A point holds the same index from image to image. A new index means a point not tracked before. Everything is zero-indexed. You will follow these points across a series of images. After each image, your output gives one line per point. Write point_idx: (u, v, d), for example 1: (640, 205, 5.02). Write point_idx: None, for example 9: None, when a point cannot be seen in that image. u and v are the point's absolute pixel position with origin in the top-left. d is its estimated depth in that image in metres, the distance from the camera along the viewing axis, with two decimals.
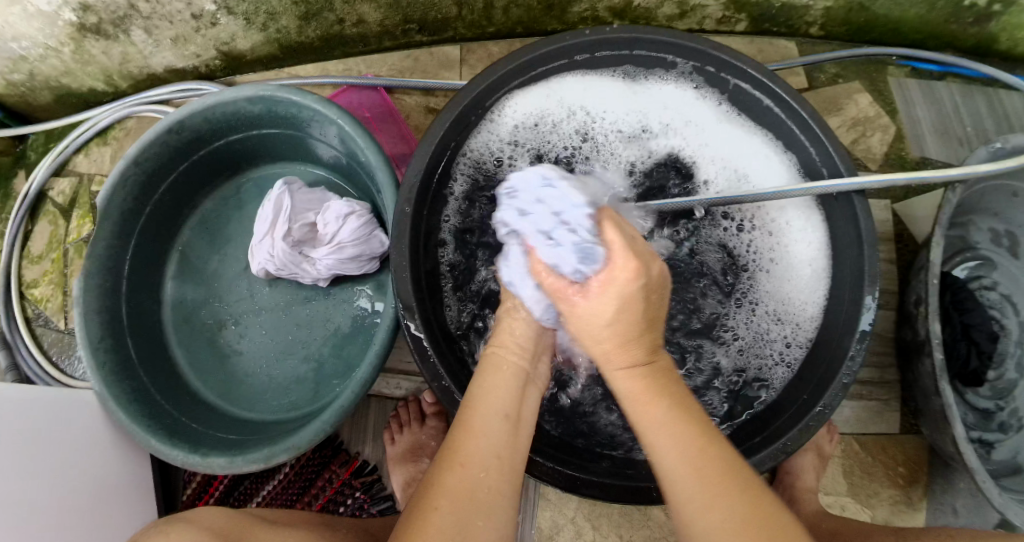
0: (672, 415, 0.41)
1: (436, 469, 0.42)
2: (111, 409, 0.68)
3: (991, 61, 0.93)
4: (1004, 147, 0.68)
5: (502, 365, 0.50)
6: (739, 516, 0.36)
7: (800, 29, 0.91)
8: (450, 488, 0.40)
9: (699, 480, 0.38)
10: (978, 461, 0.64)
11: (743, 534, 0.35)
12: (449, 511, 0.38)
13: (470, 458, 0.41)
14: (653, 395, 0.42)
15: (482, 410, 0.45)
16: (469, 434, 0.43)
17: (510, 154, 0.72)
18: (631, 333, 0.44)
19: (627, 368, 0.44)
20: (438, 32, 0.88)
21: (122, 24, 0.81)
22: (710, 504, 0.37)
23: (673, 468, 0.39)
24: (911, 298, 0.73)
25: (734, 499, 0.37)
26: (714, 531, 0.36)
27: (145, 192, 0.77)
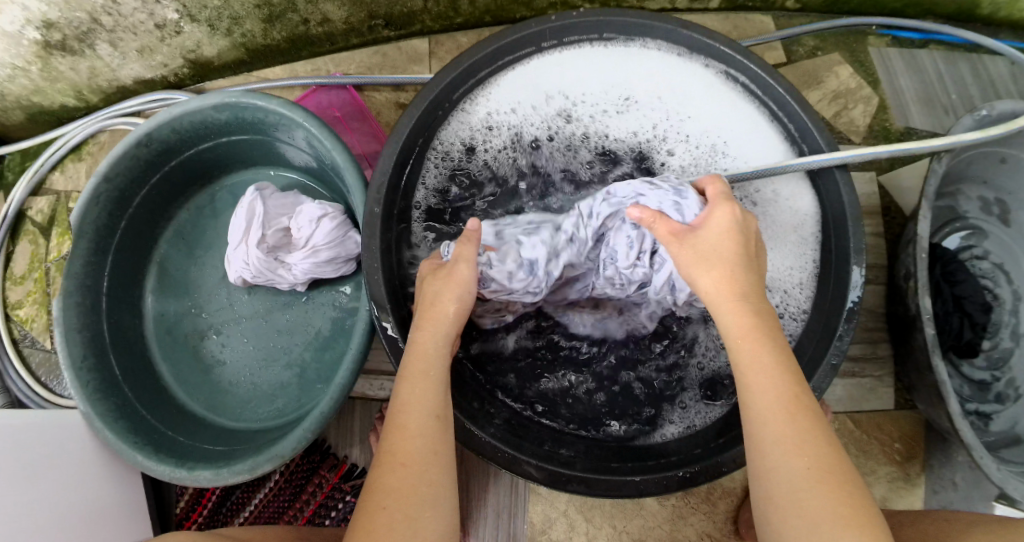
0: (775, 361, 0.44)
1: (376, 470, 0.45)
2: (98, 427, 0.67)
3: (973, 25, 0.91)
4: (989, 114, 0.66)
5: (422, 364, 0.48)
6: (819, 463, 0.40)
7: (775, 3, 0.89)
8: (390, 489, 0.43)
9: (789, 425, 0.41)
10: (973, 437, 0.63)
11: (822, 475, 0.39)
12: (394, 509, 0.42)
13: (408, 457, 0.44)
14: (757, 335, 0.45)
15: (414, 409, 0.46)
16: (403, 434, 0.46)
17: (481, 142, 0.69)
18: (738, 265, 0.47)
19: (735, 303, 0.46)
20: (405, 26, 0.87)
21: (87, 39, 0.80)
22: (798, 448, 0.40)
23: (766, 411, 0.42)
24: (900, 273, 0.72)
25: (818, 450, 0.40)
26: (798, 470, 0.40)
27: (119, 207, 0.76)
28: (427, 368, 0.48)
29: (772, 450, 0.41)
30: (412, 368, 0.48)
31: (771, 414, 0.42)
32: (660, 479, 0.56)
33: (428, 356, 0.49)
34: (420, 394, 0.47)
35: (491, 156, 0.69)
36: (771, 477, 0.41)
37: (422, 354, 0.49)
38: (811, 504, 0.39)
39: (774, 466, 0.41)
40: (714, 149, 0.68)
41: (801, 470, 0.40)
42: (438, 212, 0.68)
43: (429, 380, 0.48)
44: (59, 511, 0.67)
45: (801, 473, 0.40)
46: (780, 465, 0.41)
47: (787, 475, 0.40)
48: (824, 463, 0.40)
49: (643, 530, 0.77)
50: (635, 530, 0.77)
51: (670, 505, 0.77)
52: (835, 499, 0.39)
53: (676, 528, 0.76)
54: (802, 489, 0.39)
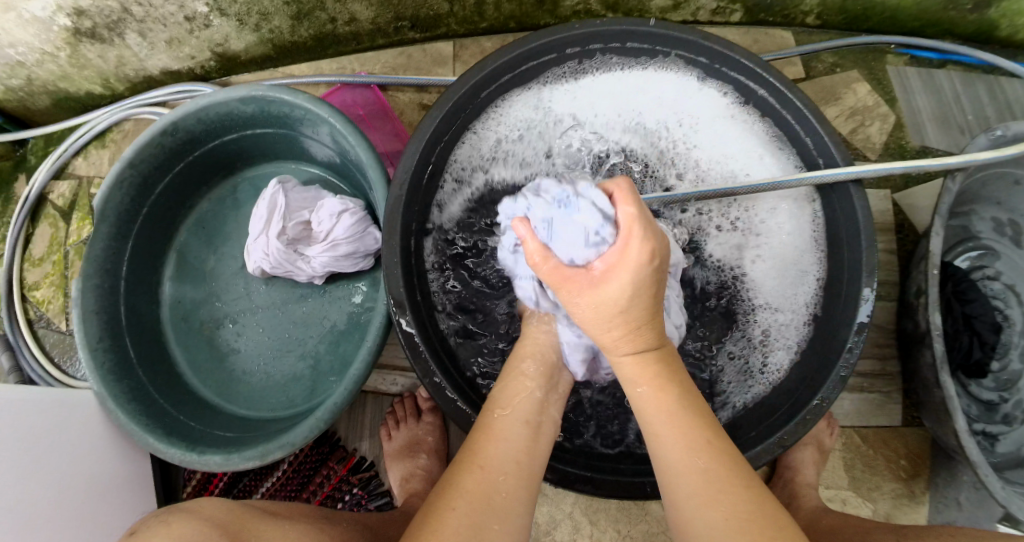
0: (679, 405, 0.45)
1: (454, 471, 0.46)
2: (110, 408, 0.68)
3: (990, 48, 0.92)
4: (1004, 135, 0.67)
5: (520, 380, 0.54)
6: (743, 511, 0.39)
7: (796, 19, 0.90)
8: (470, 489, 0.44)
9: (693, 472, 0.42)
10: (979, 454, 0.64)
11: (748, 529, 0.38)
12: (464, 511, 0.42)
13: (489, 462, 0.46)
14: (662, 384, 0.46)
15: (507, 414, 0.50)
16: (488, 438, 0.48)
17: (496, 163, 0.72)
18: (639, 322, 0.46)
19: (633, 354, 0.47)
20: (431, 28, 0.88)
21: (116, 28, 0.81)
22: (708, 497, 0.41)
23: (676, 464, 0.43)
24: (912, 289, 0.73)
25: (731, 492, 0.40)
26: (715, 525, 0.39)
27: (141, 193, 0.77)
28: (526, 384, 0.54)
29: (688, 503, 0.41)
30: (507, 384, 0.54)
31: (679, 468, 0.43)
32: None
33: (526, 380, 0.54)
34: (513, 398, 0.52)
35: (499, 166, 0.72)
36: (689, 532, 0.41)
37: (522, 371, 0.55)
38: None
39: (691, 514, 0.41)
40: (734, 161, 0.72)
41: (727, 520, 0.39)
42: (448, 232, 0.70)
43: (524, 394, 0.53)
44: (70, 484, 0.69)
45: (720, 524, 0.39)
46: (691, 525, 0.41)
47: (702, 529, 0.40)
48: (736, 510, 0.39)
49: (647, 535, 0.77)
50: (639, 534, 0.77)
51: None
52: None
53: None
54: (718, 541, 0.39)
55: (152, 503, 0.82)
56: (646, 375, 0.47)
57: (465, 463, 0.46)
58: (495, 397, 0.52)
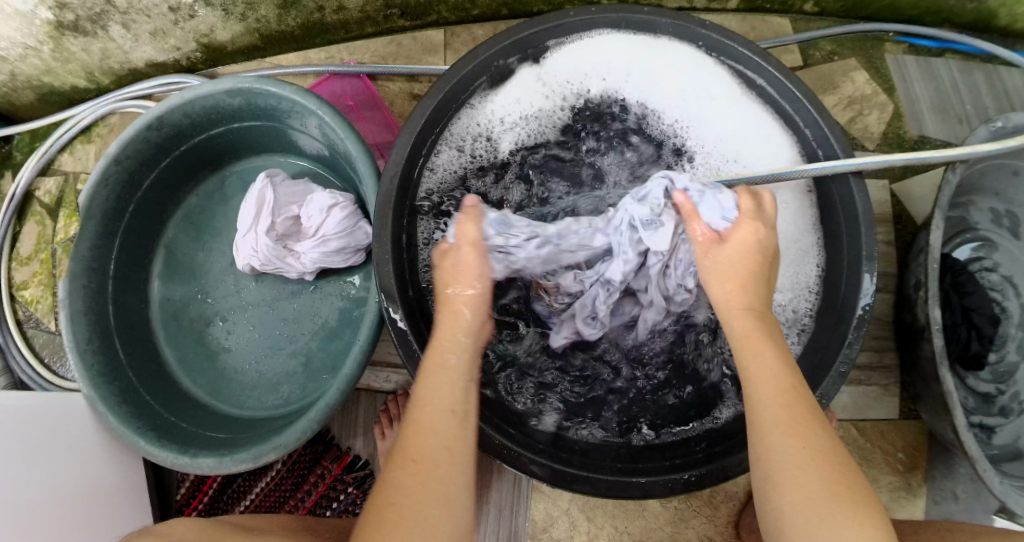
0: (778, 359, 0.44)
1: (389, 468, 0.43)
2: (100, 411, 0.67)
3: (989, 36, 0.90)
4: (1004, 126, 0.66)
5: (438, 371, 0.47)
6: (817, 447, 0.40)
7: (794, 6, 0.89)
8: (404, 487, 0.42)
9: (784, 411, 0.42)
10: (978, 449, 0.63)
11: (822, 463, 0.40)
12: (405, 504, 0.41)
13: (422, 455, 0.43)
14: (761, 336, 0.45)
15: (427, 405, 0.45)
16: (414, 430, 0.44)
17: (497, 152, 0.68)
18: (752, 281, 0.48)
19: (744, 309, 0.47)
20: (421, 16, 0.86)
21: (100, 20, 0.79)
22: (795, 432, 0.41)
23: (767, 401, 0.42)
24: (910, 282, 0.72)
25: (815, 433, 0.41)
26: (794, 457, 0.40)
27: (128, 189, 0.75)
28: (450, 361, 0.47)
29: (770, 436, 0.41)
30: (427, 369, 0.47)
31: (766, 401, 0.42)
32: (665, 481, 0.55)
33: (447, 365, 0.47)
34: (432, 390, 0.46)
35: (499, 155, 0.68)
36: (770, 463, 0.41)
37: (444, 347, 0.48)
38: (809, 486, 0.39)
39: (774, 448, 0.41)
40: (746, 148, 0.67)
41: (806, 453, 0.40)
42: (449, 221, 0.67)
43: (448, 382, 0.46)
44: (65, 486, 0.68)
45: (798, 455, 0.40)
46: (772, 458, 0.41)
47: (784, 462, 0.40)
48: (819, 449, 0.40)
49: (645, 531, 0.76)
50: (637, 530, 0.76)
51: (671, 507, 0.77)
52: (831, 480, 0.39)
53: (678, 530, 0.76)
54: (803, 472, 0.40)
55: (147, 503, 0.81)
56: (750, 328, 0.46)
57: (399, 461, 0.43)
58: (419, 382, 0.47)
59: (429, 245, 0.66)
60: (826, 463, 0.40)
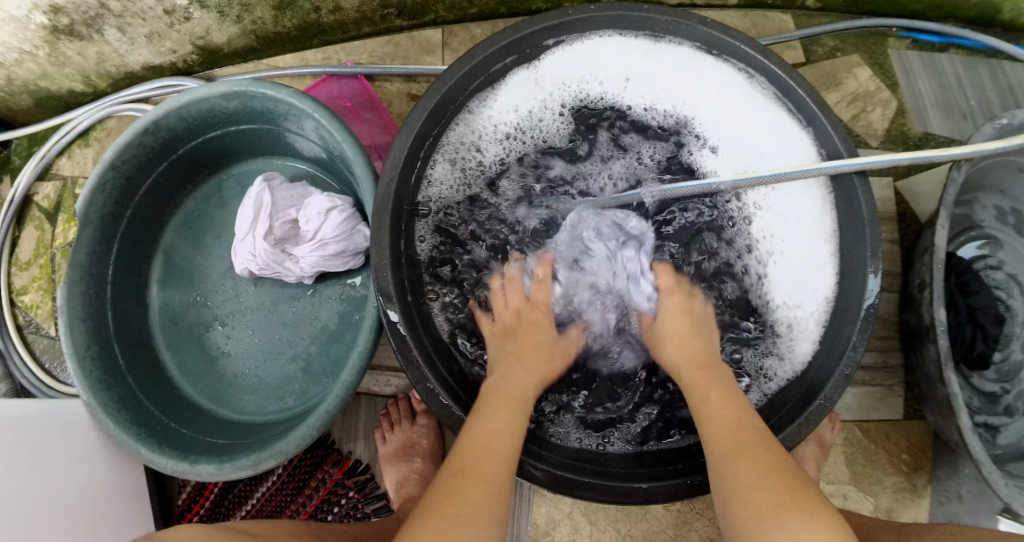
0: (726, 399, 0.52)
1: (457, 482, 0.46)
2: (100, 418, 0.67)
3: (993, 31, 0.89)
4: (1010, 123, 0.65)
5: (520, 404, 0.54)
6: (766, 464, 0.46)
7: (795, 2, 0.87)
8: (473, 503, 0.45)
9: (730, 440, 0.48)
10: (983, 452, 0.62)
11: (769, 478, 0.45)
12: (471, 521, 0.43)
13: (492, 477, 0.47)
14: (708, 380, 0.54)
15: (495, 429, 0.50)
16: (486, 452, 0.48)
17: (494, 158, 0.68)
18: (692, 343, 0.58)
19: (691, 360, 0.57)
20: (418, 15, 0.86)
21: (95, 24, 0.78)
22: (741, 455, 0.47)
23: (715, 433, 0.50)
24: (915, 282, 0.71)
25: (763, 455, 0.47)
26: (743, 476, 0.46)
27: (125, 195, 0.75)
28: (521, 401, 0.54)
29: (722, 461, 0.47)
30: (503, 400, 0.54)
31: (716, 431, 0.50)
32: (667, 486, 0.54)
33: (524, 402, 0.55)
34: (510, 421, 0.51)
35: (496, 161, 0.68)
36: (724, 486, 0.46)
37: (521, 391, 0.55)
38: (758, 498, 0.44)
39: (724, 471, 0.47)
40: (744, 149, 0.66)
41: (755, 472, 0.45)
42: (444, 222, 0.67)
43: (520, 413, 0.53)
44: (65, 491, 0.67)
45: (748, 472, 0.45)
46: (729, 482, 0.46)
47: (737, 484, 0.46)
48: (767, 466, 0.46)
49: (647, 534, 0.76)
50: (639, 533, 0.76)
51: (674, 510, 0.76)
52: (782, 492, 0.44)
53: (681, 533, 0.76)
54: (749, 485, 0.45)
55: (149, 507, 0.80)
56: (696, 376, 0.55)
57: (460, 478, 0.47)
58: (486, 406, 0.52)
59: (424, 246, 0.65)
60: (777, 479, 0.45)
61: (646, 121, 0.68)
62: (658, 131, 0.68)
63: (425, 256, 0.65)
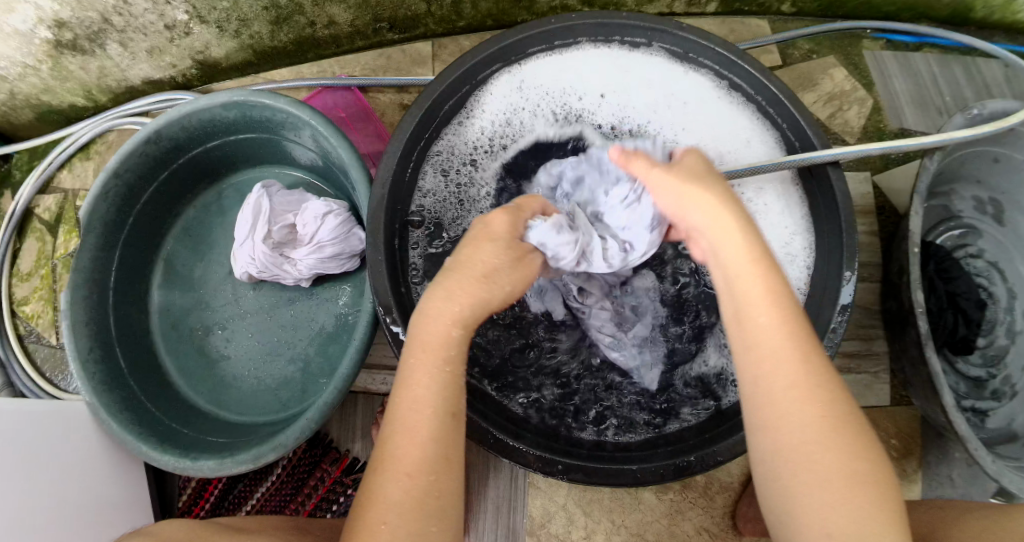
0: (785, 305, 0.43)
1: (376, 477, 0.44)
2: (102, 418, 0.68)
3: (966, 30, 0.93)
4: (981, 113, 0.68)
5: (440, 347, 0.46)
6: (835, 414, 0.40)
7: (771, 7, 0.91)
8: (398, 498, 0.42)
9: (801, 375, 0.41)
10: (968, 429, 0.64)
11: (834, 431, 0.40)
12: (397, 523, 0.42)
13: (415, 466, 0.43)
14: (763, 269, 0.44)
15: (415, 407, 0.45)
16: (408, 436, 0.44)
17: (480, 169, 0.70)
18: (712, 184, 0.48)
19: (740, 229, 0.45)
20: (409, 29, 0.89)
21: (97, 39, 0.81)
22: (812, 398, 0.41)
23: (781, 362, 0.42)
24: (895, 270, 0.73)
25: (834, 403, 0.41)
26: (809, 426, 0.40)
27: (127, 202, 0.77)
28: (445, 353, 0.46)
29: (784, 405, 0.41)
30: (421, 350, 0.46)
31: (784, 364, 0.42)
32: (656, 468, 0.56)
33: (444, 347, 0.46)
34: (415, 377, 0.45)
35: (481, 171, 0.71)
36: (786, 434, 0.41)
37: (442, 338, 0.46)
38: (829, 465, 0.39)
39: (790, 415, 0.41)
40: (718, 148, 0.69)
41: (824, 424, 0.40)
42: (435, 228, 0.68)
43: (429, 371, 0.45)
44: (69, 495, 0.69)
45: (816, 425, 0.40)
46: (781, 429, 0.41)
47: (802, 425, 0.40)
48: (838, 414, 0.40)
49: (642, 524, 0.77)
50: (634, 523, 0.77)
51: (668, 499, 0.78)
52: (851, 453, 0.39)
53: (675, 522, 0.77)
54: (817, 445, 0.40)
55: (152, 508, 0.82)
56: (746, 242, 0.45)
57: (381, 471, 0.44)
58: (405, 369, 0.46)
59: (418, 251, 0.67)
60: (841, 434, 0.40)
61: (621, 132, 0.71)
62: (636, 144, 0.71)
63: (418, 258, 0.67)
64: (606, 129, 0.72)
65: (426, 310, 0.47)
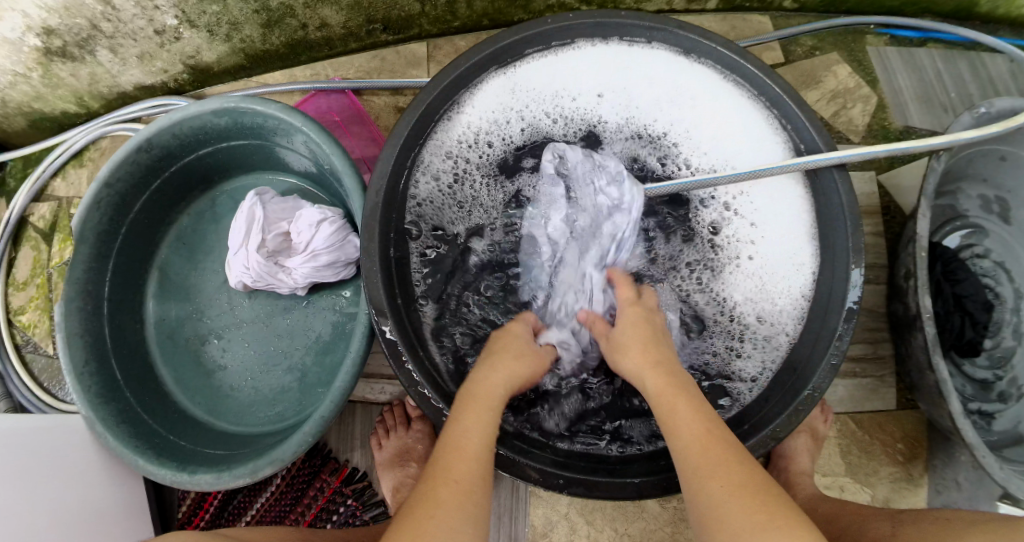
0: (691, 408, 0.47)
1: (426, 485, 0.43)
2: (99, 431, 0.68)
3: (972, 24, 0.91)
4: (989, 111, 0.66)
5: (485, 397, 0.50)
6: (734, 479, 0.41)
7: (773, 3, 0.89)
8: (444, 501, 0.41)
9: (700, 452, 0.43)
10: (975, 436, 0.63)
11: (737, 493, 0.40)
12: (443, 520, 0.40)
13: (463, 476, 0.44)
14: (673, 389, 0.48)
15: (468, 432, 0.47)
16: (457, 452, 0.45)
17: (475, 172, 0.69)
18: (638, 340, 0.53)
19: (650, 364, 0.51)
20: (403, 30, 0.87)
21: (87, 45, 0.80)
22: (711, 472, 0.42)
23: (685, 448, 0.44)
24: (900, 272, 0.72)
25: (732, 471, 0.42)
26: (713, 493, 0.41)
27: (120, 212, 0.76)
28: (490, 400, 0.50)
29: (689, 480, 0.43)
30: (469, 397, 0.50)
31: (683, 446, 0.45)
32: (659, 481, 0.55)
33: (492, 398, 0.50)
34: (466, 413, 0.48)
35: (477, 174, 0.69)
36: (697, 508, 0.42)
37: (489, 387, 0.50)
38: (733, 518, 0.39)
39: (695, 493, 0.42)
40: (719, 150, 0.68)
41: (724, 486, 0.41)
42: (430, 233, 0.67)
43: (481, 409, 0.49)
44: (72, 509, 0.68)
45: (716, 491, 0.41)
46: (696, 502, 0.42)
47: (711, 503, 0.41)
48: (737, 479, 0.41)
49: (644, 532, 0.76)
50: (636, 532, 0.76)
51: (671, 507, 0.77)
52: (752, 506, 0.39)
53: (678, 531, 0.76)
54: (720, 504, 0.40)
55: (154, 521, 0.81)
56: (641, 360, 0.52)
57: (430, 481, 0.44)
58: (456, 412, 0.49)
59: (415, 259, 0.66)
60: (745, 493, 0.40)
61: (620, 128, 0.70)
62: (637, 145, 0.69)
63: (415, 264, 0.66)
64: (605, 129, 0.70)
65: (474, 376, 0.53)
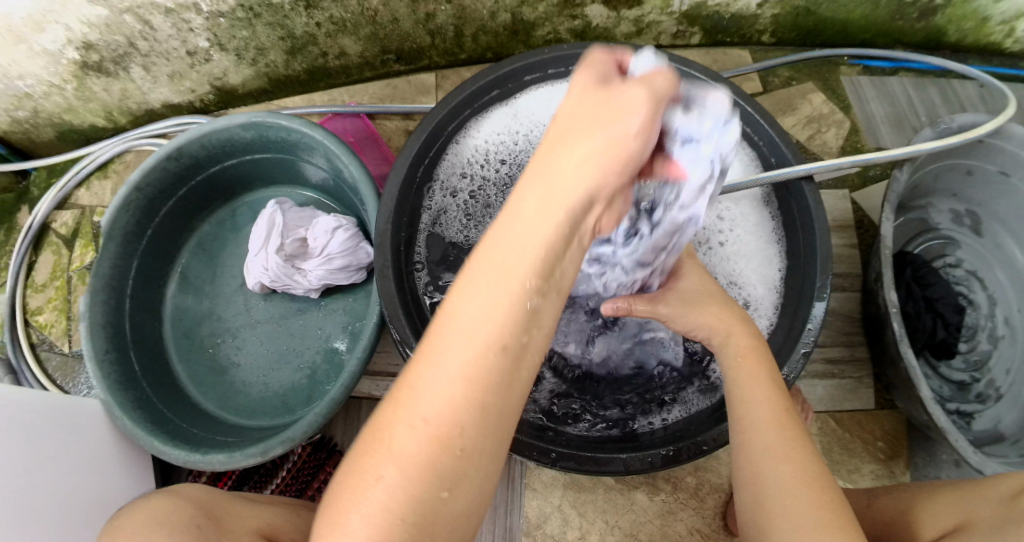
0: (772, 389, 0.51)
1: (388, 409, 0.36)
2: (117, 415, 0.72)
3: (941, 53, 0.99)
4: (949, 125, 0.73)
5: (508, 281, 0.35)
6: (808, 472, 0.45)
7: (752, 38, 0.98)
8: (400, 444, 0.35)
9: (779, 436, 0.48)
10: (947, 421, 0.68)
11: (809, 483, 0.44)
12: (397, 474, 0.34)
13: (434, 408, 0.35)
14: (755, 360, 0.54)
15: (461, 333, 0.35)
16: (433, 365, 0.35)
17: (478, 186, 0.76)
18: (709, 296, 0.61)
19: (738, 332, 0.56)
20: (414, 61, 0.94)
21: (122, 62, 0.86)
22: (787, 454, 0.46)
23: (764, 426, 0.49)
24: (872, 276, 0.78)
25: (807, 461, 0.46)
26: (785, 476, 0.45)
27: (147, 215, 0.82)
28: (512, 274, 0.36)
29: (764, 457, 0.47)
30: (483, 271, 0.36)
31: (763, 424, 0.49)
32: (644, 457, 0.60)
33: (516, 278, 0.36)
34: (492, 298, 0.35)
35: (481, 190, 0.76)
36: (762, 483, 0.46)
37: (516, 259, 0.36)
38: (797, 506, 0.43)
39: (765, 466, 0.46)
40: None
41: (797, 474, 0.45)
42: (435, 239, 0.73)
43: (515, 298, 0.36)
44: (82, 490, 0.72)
45: (787, 477, 0.45)
46: (763, 481, 0.46)
47: (779, 482, 0.45)
48: (812, 472, 0.45)
49: (635, 524, 0.81)
50: (627, 524, 0.81)
51: (659, 500, 0.82)
52: (820, 501, 0.43)
53: (667, 523, 0.81)
54: (789, 493, 0.44)
55: None
56: (724, 317, 0.57)
57: (394, 403, 0.36)
58: (456, 300, 0.36)
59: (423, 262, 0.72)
60: (817, 486, 0.44)
61: None
62: None
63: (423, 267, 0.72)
64: None
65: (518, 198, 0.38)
